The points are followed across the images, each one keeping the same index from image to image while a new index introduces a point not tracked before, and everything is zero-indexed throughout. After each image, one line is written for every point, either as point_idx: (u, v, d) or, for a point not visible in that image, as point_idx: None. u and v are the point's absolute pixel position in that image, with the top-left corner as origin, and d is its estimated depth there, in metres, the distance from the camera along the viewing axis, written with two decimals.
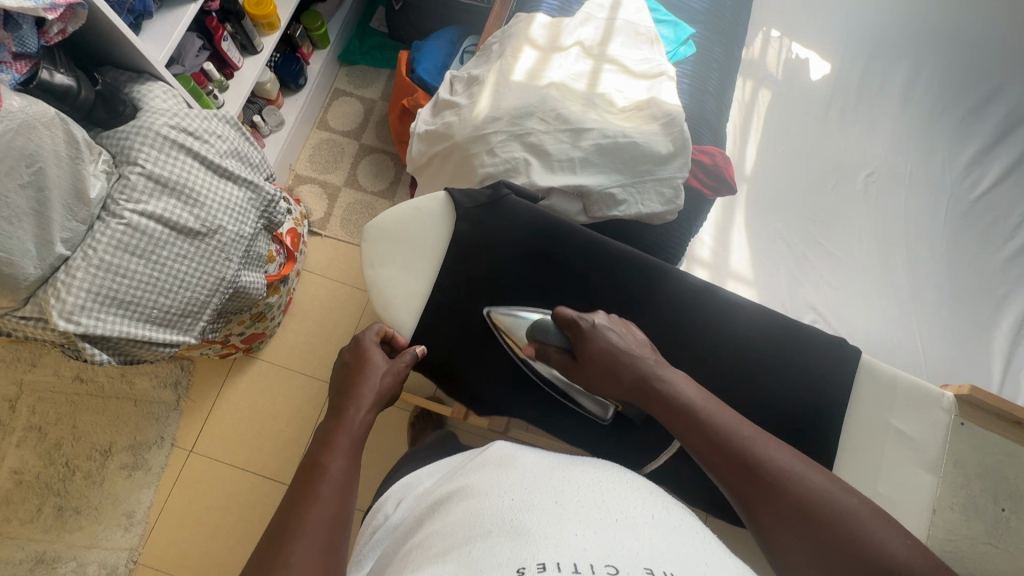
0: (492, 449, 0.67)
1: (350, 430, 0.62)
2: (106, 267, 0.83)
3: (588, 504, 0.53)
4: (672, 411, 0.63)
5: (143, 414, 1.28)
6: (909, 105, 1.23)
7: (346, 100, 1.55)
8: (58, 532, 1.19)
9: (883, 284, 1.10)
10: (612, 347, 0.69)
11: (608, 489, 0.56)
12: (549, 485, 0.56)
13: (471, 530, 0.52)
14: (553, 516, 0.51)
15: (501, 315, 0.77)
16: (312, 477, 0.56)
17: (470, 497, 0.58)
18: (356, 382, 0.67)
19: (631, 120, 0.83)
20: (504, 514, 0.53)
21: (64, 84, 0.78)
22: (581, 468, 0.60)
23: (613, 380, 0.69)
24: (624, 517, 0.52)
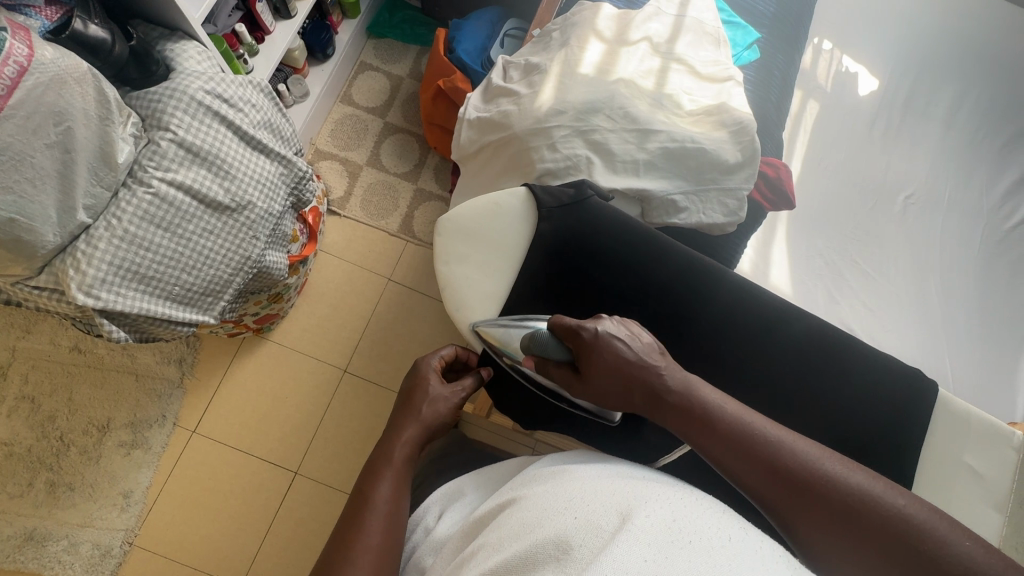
0: (545, 466, 0.58)
1: (396, 458, 0.63)
2: (130, 238, 0.77)
3: (655, 517, 0.43)
4: (694, 422, 0.56)
5: (145, 390, 1.22)
6: (952, 127, 1.22)
7: (372, 74, 1.49)
8: (50, 509, 1.13)
9: (919, 307, 1.08)
10: (620, 359, 0.59)
11: (682, 504, 0.45)
12: (610, 497, 0.47)
13: (520, 550, 0.44)
14: (611, 534, 0.42)
15: (489, 330, 0.68)
16: (360, 507, 0.58)
17: (520, 512, 0.49)
18: (405, 408, 0.68)
19: (699, 125, 0.80)
20: (556, 533, 0.43)
21: (98, 37, 0.72)
22: (647, 480, 0.50)
23: (622, 395, 0.60)
24: (704, 538, 0.41)
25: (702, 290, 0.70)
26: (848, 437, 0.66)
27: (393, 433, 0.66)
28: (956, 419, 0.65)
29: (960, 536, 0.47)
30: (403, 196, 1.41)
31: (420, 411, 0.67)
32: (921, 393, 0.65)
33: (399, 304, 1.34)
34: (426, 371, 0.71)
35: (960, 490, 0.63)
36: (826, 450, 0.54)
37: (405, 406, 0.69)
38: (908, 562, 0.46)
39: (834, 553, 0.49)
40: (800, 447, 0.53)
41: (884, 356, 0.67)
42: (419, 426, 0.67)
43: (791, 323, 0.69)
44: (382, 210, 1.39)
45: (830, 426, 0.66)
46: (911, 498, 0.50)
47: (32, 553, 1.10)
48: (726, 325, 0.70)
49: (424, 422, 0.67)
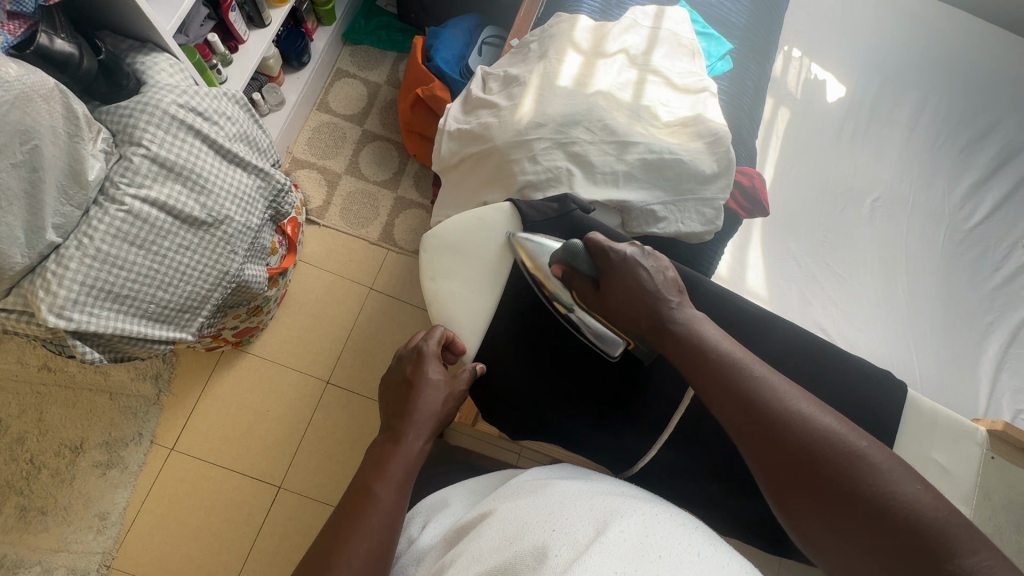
0: (528, 478, 0.59)
1: (405, 459, 0.60)
2: (103, 257, 0.75)
3: (628, 533, 0.44)
4: (688, 350, 0.60)
5: (119, 408, 1.19)
6: (915, 132, 1.27)
7: (349, 82, 1.47)
8: (20, 535, 1.09)
9: (887, 306, 1.12)
10: (639, 277, 0.63)
11: (655, 520, 0.46)
12: (586, 511, 0.48)
13: (498, 561, 0.44)
14: (586, 544, 0.42)
15: (525, 239, 0.71)
16: (362, 504, 0.56)
17: (499, 524, 0.50)
18: (411, 404, 0.63)
19: (676, 136, 0.82)
20: (532, 545, 0.44)
21: (64, 52, 0.70)
22: (624, 496, 0.51)
23: (637, 315, 0.64)
24: (673, 553, 0.42)
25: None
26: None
27: (394, 435, 0.62)
28: (924, 417, 0.68)
29: (916, 490, 0.48)
30: (383, 205, 1.40)
31: (427, 409, 0.63)
32: (893, 394, 0.68)
33: (382, 313, 1.33)
34: (425, 362, 0.66)
35: (928, 486, 0.66)
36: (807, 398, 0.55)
37: (404, 403, 0.65)
38: (859, 509, 0.47)
39: (786, 487, 0.51)
40: (782, 392, 0.54)
41: (856, 359, 0.70)
42: (420, 427, 0.62)
43: (767, 329, 0.71)
44: (362, 219, 1.38)
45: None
46: (878, 446, 0.50)
47: None
48: None
49: (425, 422, 0.63)
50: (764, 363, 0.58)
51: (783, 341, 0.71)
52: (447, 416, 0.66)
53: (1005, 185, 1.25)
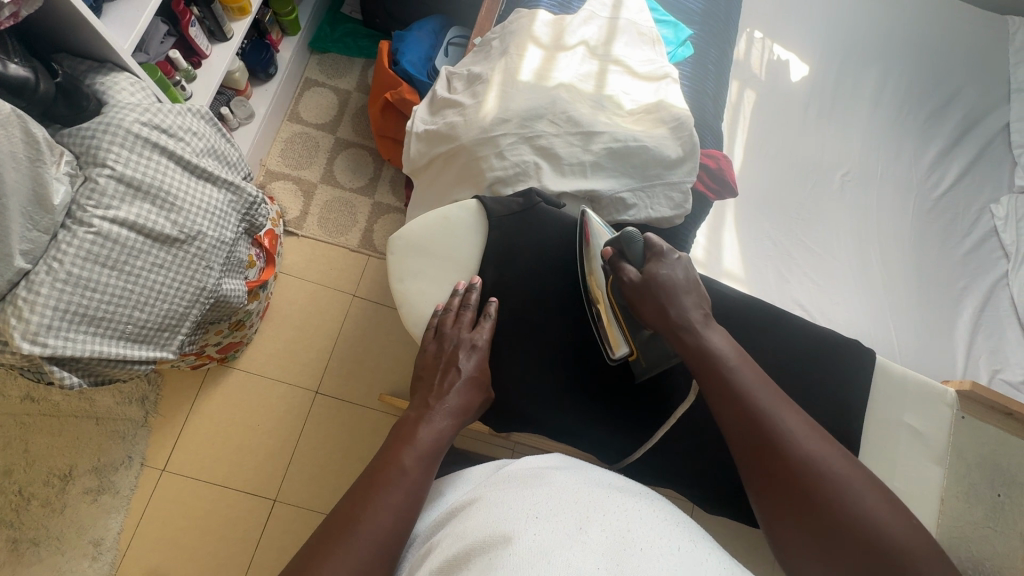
0: (525, 459, 0.57)
1: (430, 437, 0.58)
2: (76, 281, 0.75)
3: (609, 531, 0.43)
4: (702, 359, 0.59)
5: (107, 433, 1.18)
6: (879, 106, 1.29)
7: (318, 90, 1.47)
8: (14, 567, 1.08)
9: (862, 278, 1.14)
10: (665, 281, 0.63)
11: (639, 516, 0.45)
12: (573, 506, 0.46)
13: (475, 544, 0.43)
14: (567, 541, 0.41)
15: (594, 219, 0.72)
16: (384, 474, 0.53)
17: (484, 511, 0.47)
18: (439, 388, 0.63)
19: (640, 124, 0.83)
20: (511, 530, 0.43)
21: (20, 76, 0.70)
22: (612, 488, 0.50)
23: (653, 320, 0.63)
24: (654, 549, 0.41)
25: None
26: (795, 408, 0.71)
27: (420, 413, 0.60)
28: (895, 381, 0.72)
29: (907, 534, 0.48)
30: (360, 212, 1.40)
31: (453, 396, 0.62)
32: (864, 362, 0.71)
33: (367, 319, 1.34)
34: (471, 353, 0.66)
35: (898, 447, 0.70)
36: (816, 429, 0.55)
37: (431, 389, 0.64)
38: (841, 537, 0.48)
39: (774, 500, 0.52)
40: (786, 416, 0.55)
41: (823, 331, 0.73)
42: (452, 414, 0.61)
43: (739, 307, 0.73)
44: (341, 227, 1.38)
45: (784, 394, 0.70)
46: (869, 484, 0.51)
47: None
48: None
49: (456, 411, 0.62)
50: (777, 387, 0.58)
51: (754, 317, 0.72)
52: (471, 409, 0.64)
53: (969, 152, 1.27)
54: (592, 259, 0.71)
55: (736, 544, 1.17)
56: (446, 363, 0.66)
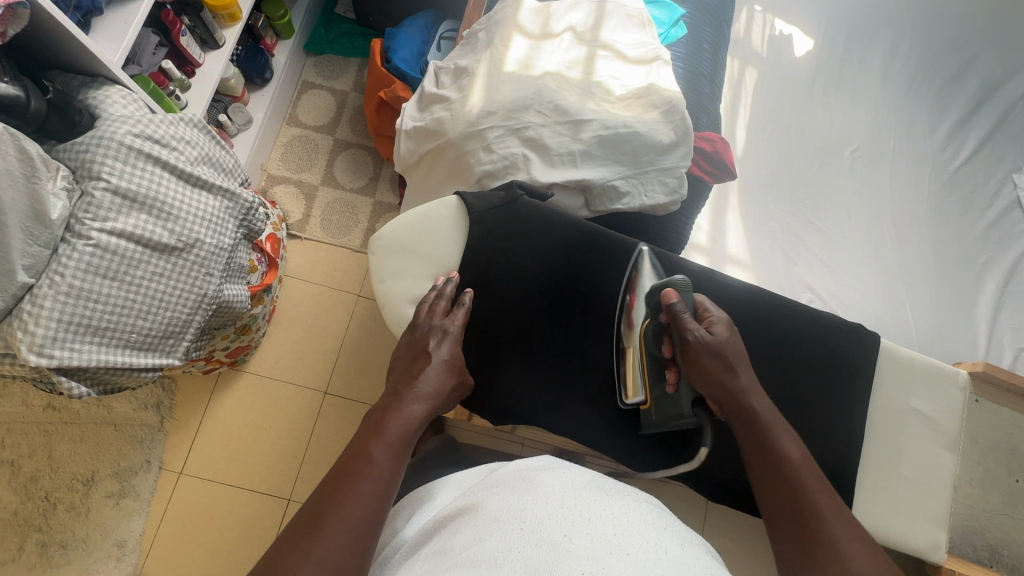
0: (516, 462, 0.54)
1: (400, 424, 0.56)
2: (78, 293, 0.76)
3: (596, 533, 0.41)
4: (752, 434, 0.59)
5: (126, 438, 1.21)
6: (889, 77, 1.24)
7: (316, 92, 1.48)
8: (44, 569, 1.13)
9: (876, 258, 1.10)
10: (729, 349, 0.62)
11: (626, 517, 0.43)
12: (559, 511, 0.43)
13: (460, 560, 0.40)
14: (553, 551, 0.39)
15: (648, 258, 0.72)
16: (354, 466, 0.51)
17: (470, 522, 0.45)
18: (412, 374, 0.62)
19: (630, 109, 0.81)
20: (496, 548, 0.40)
21: (10, 94, 0.71)
22: (601, 489, 0.48)
23: (701, 382, 0.62)
24: (639, 552, 0.39)
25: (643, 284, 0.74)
26: (796, 393, 0.69)
27: (393, 400, 0.59)
28: (903, 364, 0.72)
29: None
30: (362, 211, 1.41)
31: (423, 380, 0.61)
32: (865, 344, 0.71)
33: (372, 319, 1.34)
34: (443, 338, 0.65)
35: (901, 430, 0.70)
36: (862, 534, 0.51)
37: (405, 375, 0.62)
38: None
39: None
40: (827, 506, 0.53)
41: (823, 314, 0.72)
42: (423, 399, 0.59)
43: (736, 294, 0.71)
44: (343, 228, 1.39)
45: (782, 377, 0.70)
46: None
47: None
48: None
49: (428, 395, 0.60)
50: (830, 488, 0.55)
51: (751, 302, 0.71)
52: (445, 394, 0.62)
53: (989, 121, 1.21)
54: (639, 301, 0.69)
55: (749, 535, 1.16)
56: (418, 350, 0.64)
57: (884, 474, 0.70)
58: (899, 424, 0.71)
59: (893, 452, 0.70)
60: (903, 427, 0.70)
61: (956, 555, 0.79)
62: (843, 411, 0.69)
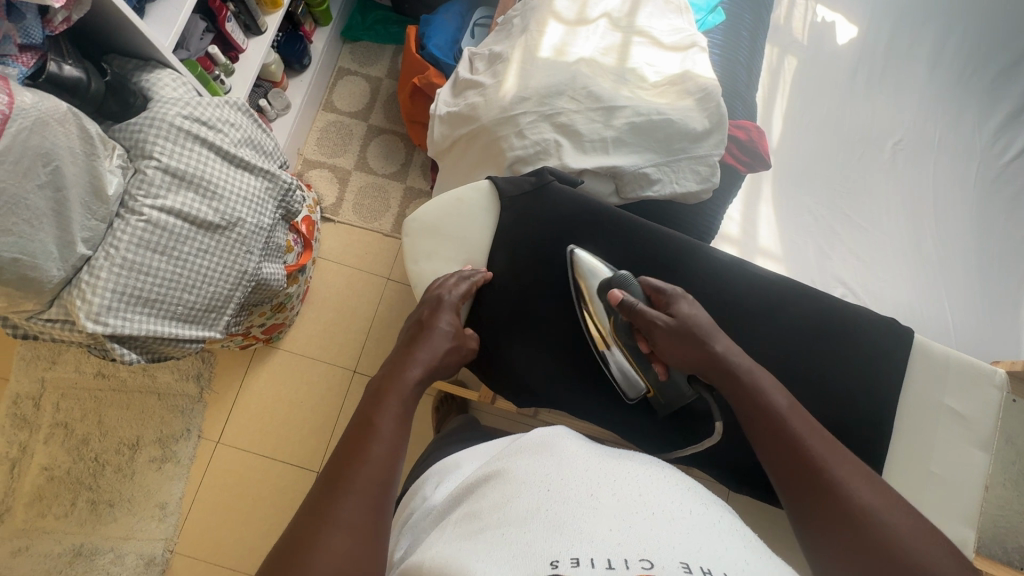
0: (536, 429, 0.56)
1: (404, 390, 0.58)
2: (130, 266, 0.81)
3: (621, 495, 0.42)
4: (742, 388, 0.60)
5: (168, 406, 1.28)
6: (937, 68, 1.19)
7: (351, 79, 1.51)
8: (94, 525, 1.21)
9: (916, 254, 1.06)
10: (696, 325, 0.64)
11: (651, 483, 0.45)
12: (584, 475, 0.45)
13: (491, 522, 0.42)
14: (579, 508, 0.41)
15: (583, 257, 0.73)
16: (363, 434, 0.52)
17: (497, 485, 0.47)
18: (414, 344, 0.64)
19: (665, 96, 0.81)
20: (525, 508, 0.42)
21: (73, 76, 0.75)
22: (621, 456, 0.50)
23: (684, 361, 0.64)
24: (665, 513, 0.41)
25: (672, 274, 0.75)
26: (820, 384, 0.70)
27: (393, 369, 0.60)
28: (937, 360, 0.71)
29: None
30: (393, 196, 1.44)
31: (425, 349, 0.63)
32: (899, 339, 0.71)
33: (401, 301, 1.38)
34: (441, 310, 0.68)
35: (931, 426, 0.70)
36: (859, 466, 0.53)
37: (407, 347, 0.65)
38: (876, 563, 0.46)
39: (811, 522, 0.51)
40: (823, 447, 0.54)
41: (849, 306, 0.73)
42: (423, 364, 0.61)
43: (761, 288, 0.74)
44: (375, 212, 1.42)
45: (809, 366, 0.71)
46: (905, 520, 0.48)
47: (83, 567, 1.18)
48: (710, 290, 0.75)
49: (428, 361, 0.62)
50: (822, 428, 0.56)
51: (775, 293, 0.74)
52: (446, 360, 0.65)
53: None
54: (592, 299, 0.71)
55: (770, 529, 1.15)
56: (417, 325, 0.67)
57: (908, 467, 0.70)
58: (928, 418, 0.70)
59: (920, 447, 0.70)
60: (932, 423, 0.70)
61: (985, 557, 0.78)
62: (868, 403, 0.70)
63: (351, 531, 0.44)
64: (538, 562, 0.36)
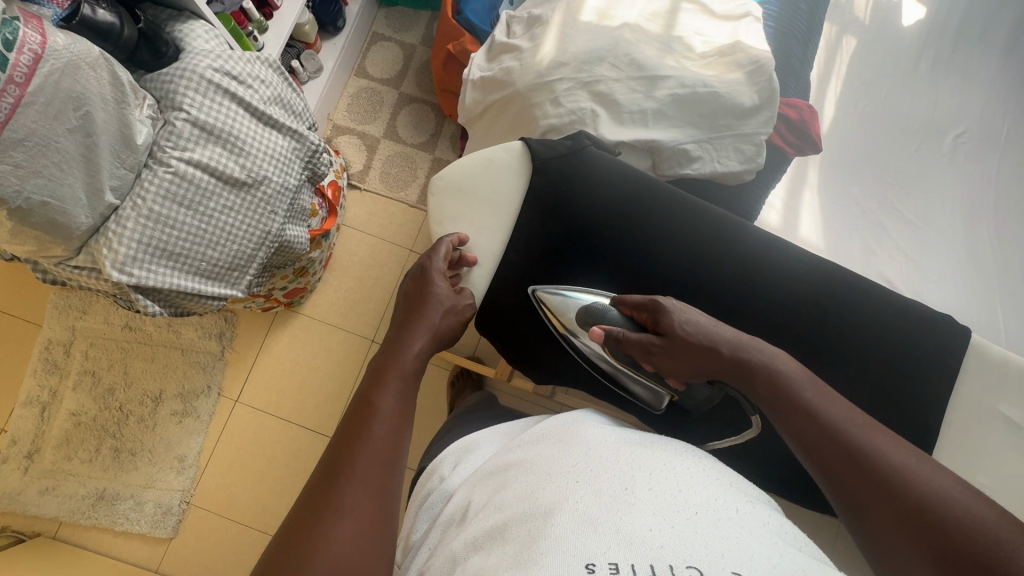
0: (558, 417, 0.54)
1: (401, 368, 0.56)
2: (156, 217, 0.81)
3: (658, 490, 0.40)
4: (773, 387, 0.56)
5: (190, 362, 1.30)
6: (1013, 55, 1.10)
7: (385, 45, 1.48)
8: (116, 471, 1.25)
9: (973, 255, 0.99)
10: (694, 328, 0.61)
11: (685, 476, 0.43)
12: (616, 467, 0.43)
13: (518, 511, 0.41)
14: (613, 504, 0.39)
15: (551, 294, 0.70)
16: (363, 415, 0.51)
17: (522, 473, 0.45)
18: (414, 318, 0.63)
19: (712, 68, 0.76)
20: (552, 500, 0.40)
21: (106, 21, 0.75)
22: (651, 444, 0.48)
23: (694, 368, 0.61)
24: (705, 512, 0.39)
25: (710, 256, 0.72)
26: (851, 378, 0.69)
27: (392, 347, 0.59)
28: (992, 366, 0.67)
29: None
30: (420, 167, 1.41)
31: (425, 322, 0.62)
32: (949, 340, 0.68)
33: None
34: (430, 277, 0.67)
35: (977, 434, 0.66)
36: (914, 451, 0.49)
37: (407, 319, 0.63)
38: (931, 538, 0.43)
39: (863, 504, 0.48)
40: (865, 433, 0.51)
41: (896, 300, 0.70)
42: (423, 339, 0.60)
43: (804, 276, 0.71)
44: (401, 182, 1.40)
45: (849, 363, 0.69)
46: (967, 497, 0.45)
47: (104, 510, 1.23)
48: (749, 275, 0.71)
49: (428, 336, 0.61)
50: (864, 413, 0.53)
51: (812, 280, 0.71)
52: (446, 335, 0.64)
53: None
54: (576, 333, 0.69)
55: None
56: (414, 299, 0.65)
57: None
58: (975, 426, 0.67)
59: (963, 455, 0.66)
60: (979, 431, 0.66)
61: None
62: (903, 405, 0.68)
63: (361, 515, 0.44)
64: (574, 565, 0.35)
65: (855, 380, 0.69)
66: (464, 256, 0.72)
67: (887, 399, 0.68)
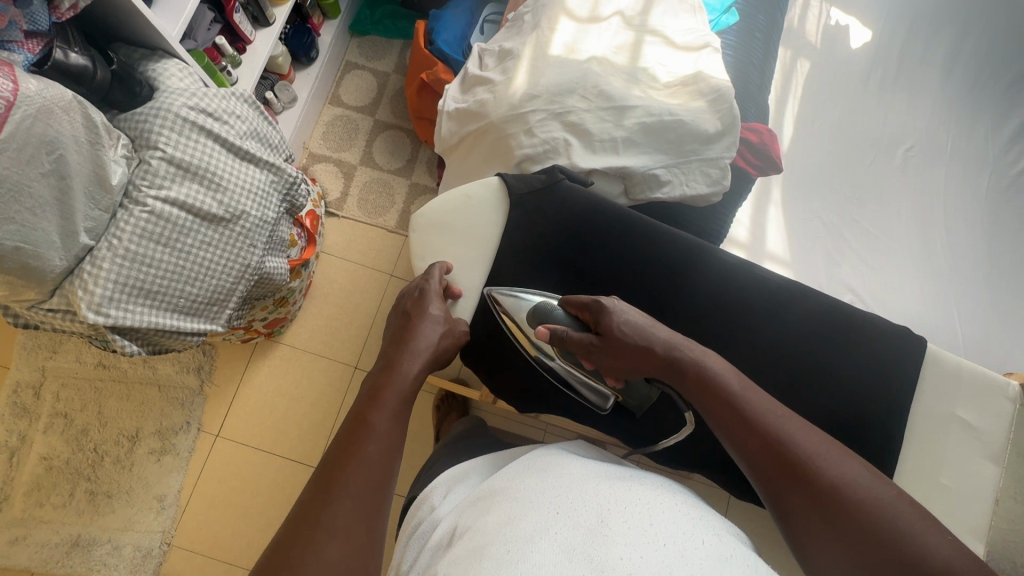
0: (542, 449, 0.56)
1: (397, 387, 0.57)
2: (132, 257, 0.80)
3: (634, 524, 0.42)
4: (704, 391, 0.59)
5: (168, 398, 1.27)
6: (952, 73, 1.17)
7: (358, 73, 1.50)
8: (92, 515, 1.21)
9: (928, 262, 1.05)
10: (632, 329, 0.65)
11: (662, 509, 0.45)
12: (596, 498, 0.45)
13: (500, 534, 0.42)
14: (589, 536, 0.41)
15: (502, 295, 0.72)
16: (356, 433, 0.52)
17: (507, 501, 0.47)
18: (407, 337, 0.64)
19: (677, 97, 0.80)
20: (534, 528, 0.42)
21: (78, 64, 0.75)
22: (633, 479, 0.50)
23: (638, 366, 0.65)
24: (677, 545, 0.40)
25: (683, 279, 0.75)
26: (820, 388, 0.72)
27: (387, 363, 0.60)
28: (948, 371, 0.71)
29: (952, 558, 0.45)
30: (398, 192, 1.43)
31: (412, 343, 0.62)
32: (909, 349, 0.71)
33: None
34: (427, 298, 0.68)
35: (937, 437, 0.70)
36: (837, 447, 0.54)
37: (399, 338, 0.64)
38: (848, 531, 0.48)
39: (792, 504, 0.51)
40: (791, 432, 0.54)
41: (857, 312, 0.74)
42: (419, 356, 0.62)
43: (770, 294, 0.74)
44: (379, 208, 1.41)
45: (817, 373, 0.72)
46: (882, 487, 0.50)
47: (79, 557, 1.18)
48: (718, 296, 0.75)
49: (424, 354, 0.62)
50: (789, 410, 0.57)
51: (779, 297, 0.74)
52: (442, 356, 0.65)
53: None
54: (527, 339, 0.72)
55: (773, 533, 1.14)
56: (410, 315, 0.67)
57: (914, 476, 0.70)
58: (936, 428, 0.70)
59: (926, 457, 0.70)
60: (939, 434, 0.70)
61: None
62: (868, 411, 0.71)
63: (348, 533, 0.44)
64: None
65: (824, 389, 0.72)
66: (449, 288, 0.73)
67: (854, 405, 0.71)
